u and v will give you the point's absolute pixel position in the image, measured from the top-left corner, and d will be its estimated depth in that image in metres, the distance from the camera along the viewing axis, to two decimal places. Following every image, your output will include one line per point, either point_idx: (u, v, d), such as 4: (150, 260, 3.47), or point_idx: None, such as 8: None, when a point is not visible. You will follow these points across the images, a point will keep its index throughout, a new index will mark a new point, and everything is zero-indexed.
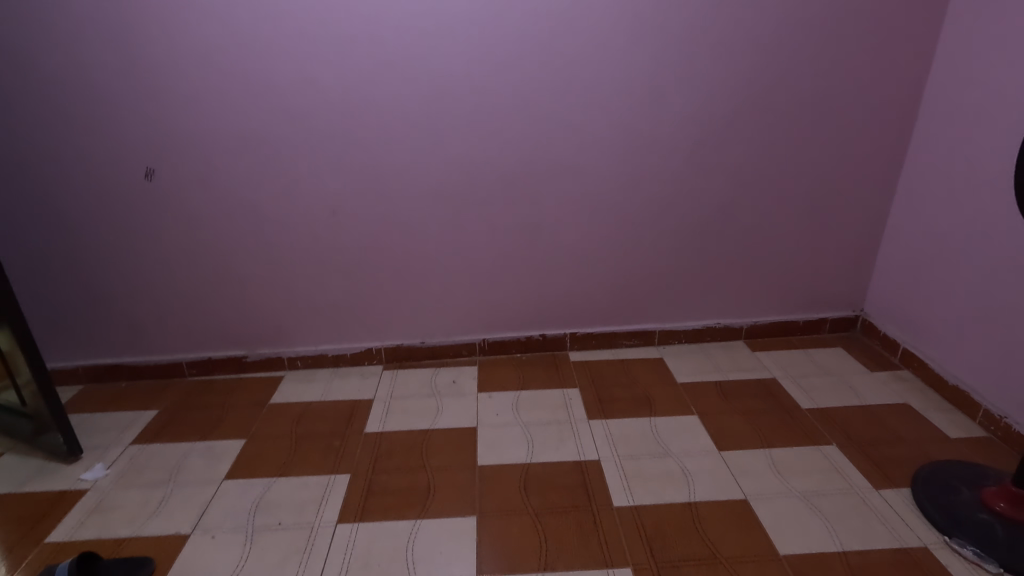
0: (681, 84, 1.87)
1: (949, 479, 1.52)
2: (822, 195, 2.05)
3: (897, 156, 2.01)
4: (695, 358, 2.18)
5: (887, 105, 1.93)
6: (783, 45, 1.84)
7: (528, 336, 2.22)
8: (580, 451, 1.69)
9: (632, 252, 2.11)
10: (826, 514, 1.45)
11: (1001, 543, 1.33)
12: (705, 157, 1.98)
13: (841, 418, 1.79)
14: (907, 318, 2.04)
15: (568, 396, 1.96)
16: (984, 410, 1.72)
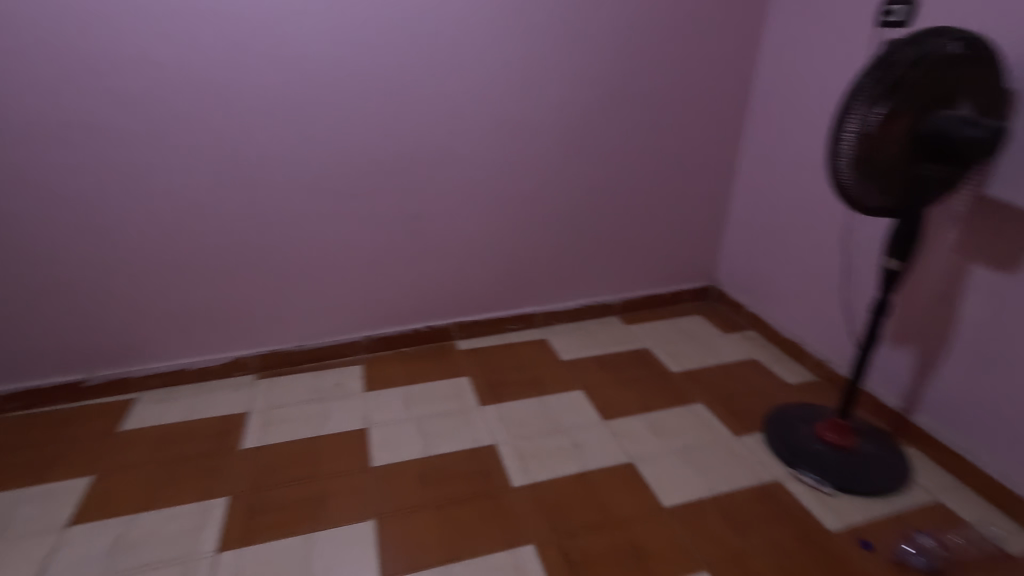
0: (549, 73, 1.93)
1: (789, 418, 1.76)
2: (678, 177, 2.23)
3: (736, 138, 2.24)
4: (577, 335, 2.29)
5: (728, 91, 2.14)
6: (638, 39, 1.96)
7: (414, 329, 2.17)
8: (476, 439, 1.70)
9: (513, 237, 2.14)
10: (699, 465, 1.61)
11: (831, 468, 1.58)
12: (574, 143, 2.06)
13: (704, 378, 2.00)
14: (749, 285, 2.30)
15: (460, 386, 1.95)
16: (812, 358, 2.01)
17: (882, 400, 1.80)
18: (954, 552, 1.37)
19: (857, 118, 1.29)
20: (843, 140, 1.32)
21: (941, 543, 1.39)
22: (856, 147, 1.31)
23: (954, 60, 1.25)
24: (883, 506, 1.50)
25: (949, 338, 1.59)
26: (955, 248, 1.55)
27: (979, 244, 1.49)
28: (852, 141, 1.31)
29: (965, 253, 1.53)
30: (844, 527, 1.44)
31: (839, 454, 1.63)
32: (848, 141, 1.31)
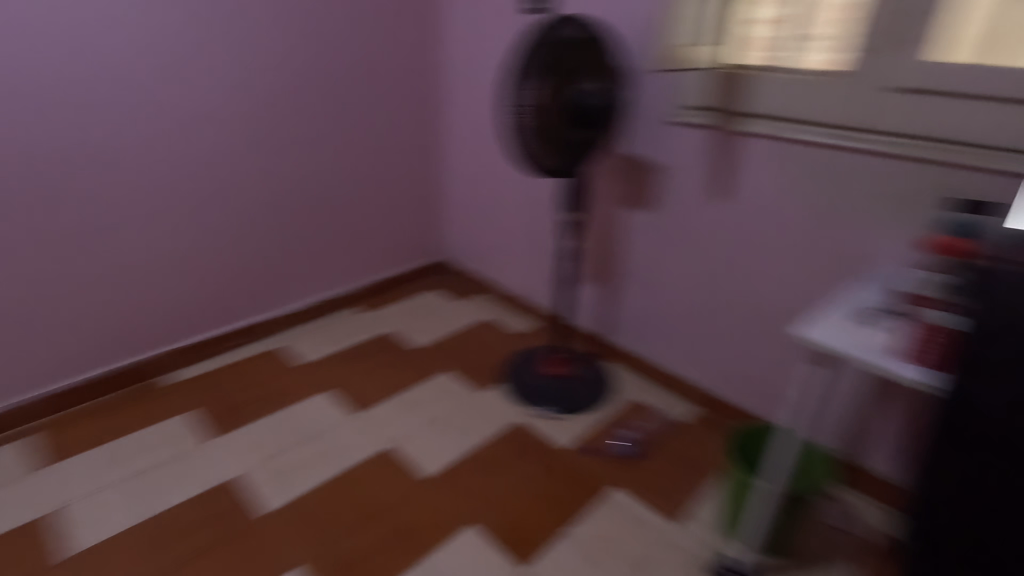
0: (245, 92, 1.71)
1: (527, 361, 1.90)
2: (388, 153, 2.13)
3: (434, 120, 2.24)
4: (319, 335, 2.05)
5: (406, 78, 2.08)
6: (360, 38, 1.90)
7: (104, 375, 1.69)
8: (219, 474, 1.45)
9: (249, 256, 1.90)
10: (445, 410, 1.71)
11: (553, 399, 1.73)
12: (274, 153, 1.82)
13: (461, 345, 2.03)
14: (504, 250, 2.25)
15: (178, 426, 1.60)
16: (585, 333, 2.01)
17: (590, 332, 2.00)
18: (646, 435, 1.61)
19: (531, 89, 1.39)
20: (521, 110, 1.41)
21: (642, 433, 1.61)
22: (533, 115, 1.40)
23: (571, 47, 1.39)
24: (596, 419, 1.68)
25: (616, 271, 1.84)
26: (616, 200, 1.76)
27: (630, 192, 1.72)
28: (529, 109, 1.40)
29: (623, 202, 1.74)
30: (576, 441, 1.60)
31: (560, 385, 1.78)
32: (526, 110, 1.40)
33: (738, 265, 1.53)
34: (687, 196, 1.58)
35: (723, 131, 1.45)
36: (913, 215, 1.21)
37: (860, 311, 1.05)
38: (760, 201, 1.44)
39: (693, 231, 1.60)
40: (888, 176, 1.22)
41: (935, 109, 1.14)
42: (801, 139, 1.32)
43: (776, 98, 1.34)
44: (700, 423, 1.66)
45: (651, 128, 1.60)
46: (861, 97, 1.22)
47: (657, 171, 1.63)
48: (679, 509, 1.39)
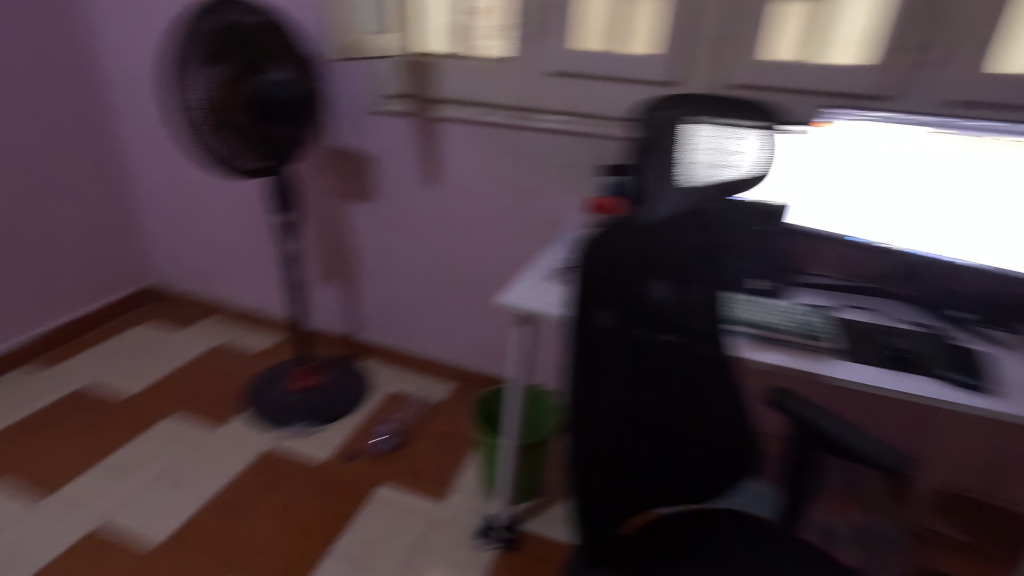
0: None
1: (271, 380, 1.74)
2: (34, 165, 1.70)
3: (100, 123, 1.85)
4: None
5: (42, 72, 1.66)
6: None
7: None
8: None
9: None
10: (173, 459, 1.46)
11: (306, 412, 1.62)
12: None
13: (187, 379, 1.75)
14: (227, 264, 2.00)
15: None
16: (333, 335, 1.92)
17: (336, 334, 1.92)
18: (407, 424, 1.62)
19: (197, 88, 1.22)
20: (188, 105, 1.23)
21: (399, 423, 1.61)
22: (207, 118, 1.24)
23: (239, 36, 1.25)
24: (353, 423, 1.62)
25: (349, 267, 1.79)
26: (335, 195, 1.69)
27: (344, 184, 1.67)
28: (201, 113, 1.23)
29: (340, 194, 1.69)
30: (333, 452, 1.51)
31: (312, 396, 1.68)
32: (196, 113, 1.23)
33: (456, 243, 1.61)
34: (400, 183, 1.60)
35: (419, 117, 1.49)
36: (580, 180, 1.42)
37: (550, 268, 1.19)
38: (464, 181, 1.53)
39: (411, 215, 1.63)
40: (557, 148, 1.41)
41: (579, 88, 1.34)
42: (484, 121, 1.43)
43: (456, 83, 1.43)
44: (454, 396, 1.75)
45: (353, 117, 1.56)
46: (525, 80, 1.38)
47: (368, 161, 1.61)
48: (446, 487, 1.43)
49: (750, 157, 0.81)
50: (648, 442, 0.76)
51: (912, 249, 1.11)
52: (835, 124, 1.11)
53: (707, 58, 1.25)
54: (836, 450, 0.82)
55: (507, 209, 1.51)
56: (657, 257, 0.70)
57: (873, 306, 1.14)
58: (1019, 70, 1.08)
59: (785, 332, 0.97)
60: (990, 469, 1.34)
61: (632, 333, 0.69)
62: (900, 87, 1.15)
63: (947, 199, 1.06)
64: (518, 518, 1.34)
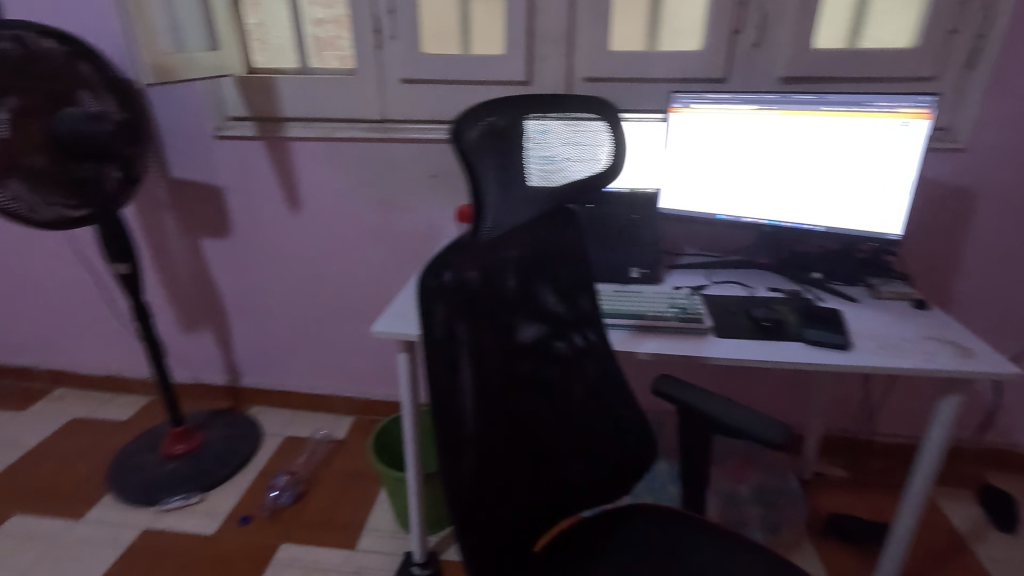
0: None
1: (140, 452, 1.53)
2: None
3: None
4: None
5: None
6: None
7: None
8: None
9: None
10: (19, 567, 1.22)
11: (186, 480, 1.44)
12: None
13: (26, 472, 1.48)
14: (65, 330, 1.73)
15: None
16: (209, 387, 1.73)
17: (212, 384, 1.73)
18: (306, 472, 1.49)
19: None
20: None
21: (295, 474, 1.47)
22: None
23: (23, 63, 1.07)
24: (242, 483, 1.46)
25: (216, 310, 1.61)
26: (186, 234, 1.52)
27: (193, 220, 1.50)
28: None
29: (190, 232, 1.51)
30: (223, 521, 1.34)
31: (192, 461, 1.50)
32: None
33: (332, 270, 1.51)
34: (259, 213, 1.47)
35: (268, 138, 1.37)
36: (450, 189, 1.37)
37: None
38: (329, 202, 1.43)
39: (277, 246, 1.50)
40: (423, 159, 1.35)
41: (436, 95, 1.29)
42: (341, 137, 1.35)
43: (305, 99, 1.33)
44: (356, 431, 1.64)
45: (194, 146, 1.41)
46: (377, 91, 1.31)
47: (216, 194, 1.46)
48: (356, 532, 1.32)
49: (597, 151, 0.71)
50: (529, 450, 0.72)
51: (767, 219, 1.17)
52: (688, 109, 1.16)
53: (557, 55, 1.24)
54: (717, 428, 0.83)
55: (378, 226, 1.43)
56: (506, 263, 0.66)
57: (739, 279, 1.19)
58: (829, 46, 1.18)
59: (662, 318, 0.98)
60: (860, 411, 1.47)
61: (485, 343, 0.64)
62: (734, 70, 1.22)
63: (790, 169, 1.12)
64: (435, 550, 1.27)
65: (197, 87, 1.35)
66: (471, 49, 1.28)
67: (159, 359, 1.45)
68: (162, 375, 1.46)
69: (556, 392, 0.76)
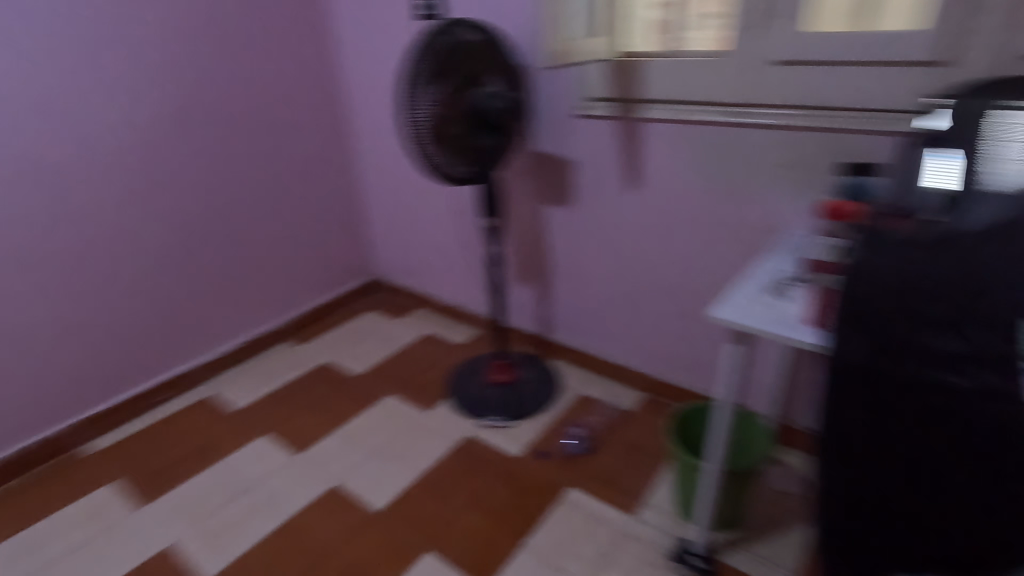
0: (141, 130, 1.60)
1: (470, 373, 1.86)
2: (294, 173, 2.02)
3: (343, 131, 2.14)
4: (250, 376, 1.94)
5: (299, 94, 1.96)
6: (258, 62, 1.82)
7: (8, 457, 1.52)
8: (140, 550, 1.31)
9: (143, 299, 1.72)
10: (390, 434, 1.64)
11: (502, 406, 1.70)
12: (162, 189, 1.68)
13: (398, 366, 1.96)
14: (433, 263, 2.20)
15: (103, 498, 1.46)
16: (525, 333, 2.00)
17: (526, 330, 1.99)
18: (596, 430, 1.61)
19: (419, 110, 1.32)
20: (414, 115, 1.32)
21: (588, 429, 1.61)
22: (429, 135, 1.35)
23: (459, 51, 1.34)
24: (542, 423, 1.66)
25: (547, 268, 1.83)
26: (536, 198, 1.75)
27: (545, 187, 1.71)
28: (424, 130, 1.35)
29: (541, 197, 1.74)
30: (525, 449, 1.56)
31: (508, 391, 1.76)
32: (421, 131, 1.34)
33: (654, 247, 1.56)
34: (601, 187, 1.59)
35: (626, 119, 1.46)
36: (806, 182, 1.26)
37: (770, 280, 1.05)
38: (670, 183, 1.46)
39: (610, 219, 1.61)
40: (781, 147, 1.27)
41: (815, 78, 1.18)
42: (697, 119, 1.34)
43: (669, 80, 1.35)
44: (645, 407, 1.69)
45: (559, 122, 1.59)
46: (746, 72, 1.25)
47: (568, 165, 1.63)
48: (637, 500, 1.39)
49: None
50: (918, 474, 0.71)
51: None
52: None
53: (998, 29, 1.00)
54: None
55: (711, 212, 1.42)
56: (939, 279, 0.67)
57: None
58: None
59: None
60: None
61: (883, 351, 0.70)
62: None
63: None
64: (716, 548, 1.24)
65: (571, 71, 1.50)
66: (873, 25, 1.11)
67: (499, 301, 1.73)
68: (499, 315, 1.74)
69: (957, 461, 0.67)
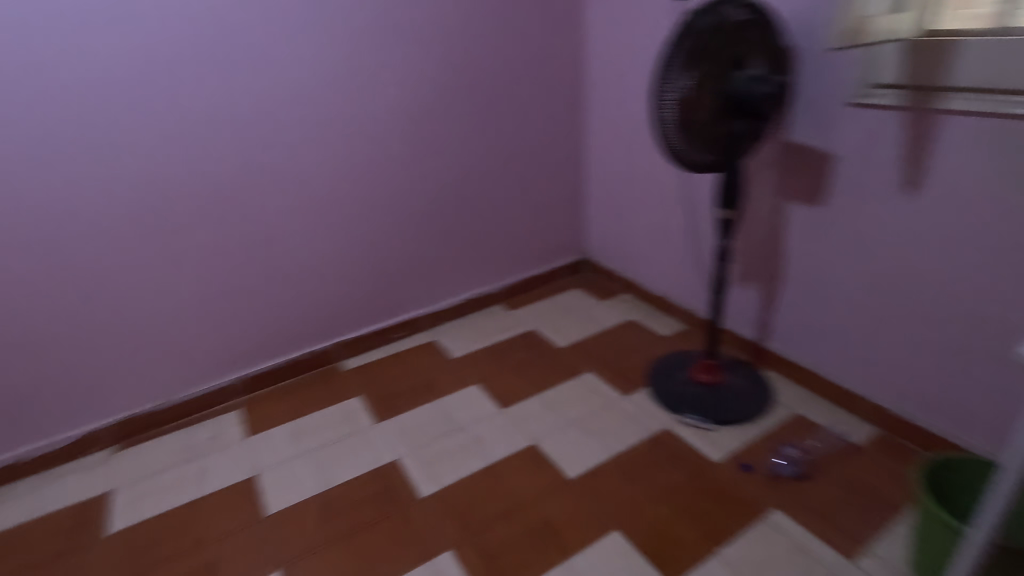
0: (416, 102, 1.85)
1: (672, 367, 1.81)
2: (531, 150, 2.16)
3: (580, 114, 2.22)
4: (467, 331, 2.15)
5: (548, 76, 2.08)
6: (515, 43, 1.97)
7: (291, 359, 1.92)
8: (375, 458, 1.55)
9: (397, 248, 2.00)
10: (587, 409, 1.68)
11: (705, 407, 1.63)
12: (426, 156, 1.93)
13: (600, 346, 1.99)
14: (646, 250, 2.17)
15: (352, 408, 1.76)
16: (737, 337, 1.88)
17: (741, 334, 1.86)
18: (812, 455, 1.46)
19: (671, 90, 1.30)
20: (664, 98, 1.30)
21: (803, 452, 1.46)
22: (677, 117, 1.32)
23: (723, 31, 1.28)
24: (748, 434, 1.55)
25: (777, 270, 1.68)
26: (778, 194, 1.60)
27: (792, 182, 1.56)
28: (673, 112, 1.31)
29: (784, 193, 1.59)
30: (726, 457, 1.48)
31: (714, 393, 1.68)
32: (668, 113, 1.32)
33: (930, 262, 1.32)
34: (865, 187, 1.40)
35: (915, 110, 1.25)
36: None
37: None
38: (964, 189, 1.22)
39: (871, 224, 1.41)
40: None
41: None
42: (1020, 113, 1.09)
43: (987, 64, 1.11)
44: (878, 444, 1.48)
45: (823, 110, 1.43)
46: None
47: (829, 160, 1.45)
48: (858, 545, 1.22)
49: None
50: None
51: None
52: None
53: None
54: None
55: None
56: None
57: None
58: None
59: None
60: None
61: None
62: None
63: None
64: None
65: (854, 54, 1.32)
66: None
67: (718, 300, 1.64)
68: (716, 313, 1.65)
69: None
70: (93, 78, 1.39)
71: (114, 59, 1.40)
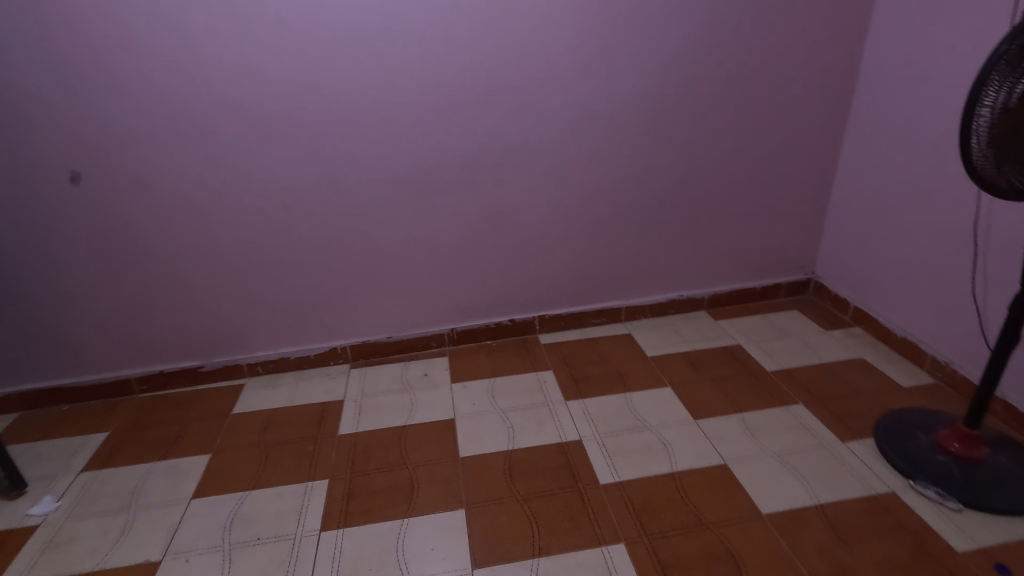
0: (666, 88, 1.84)
1: (909, 424, 1.53)
2: (775, 153, 2.00)
3: (841, 119, 1.99)
4: (665, 332, 2.09)
5: (812, 74, 1.90)
6: (783, 35, 1.82)
7: (497, 322, 2.07)
8: (560, 434, 1.60)
9: (614, 234, 2.02)
10: (792, 444, 1.52)
11: (951, 480, 1.35)
12: (662, 145, 1.91)
13: (817, 378, 1.78)
14: (896, 282, 1.86)
15: (543, 379, 1.85)
16: (1012, 409, 1.51)
17: (1016, 406, 1.50)
18: None
19: (995, 91, 1.08)
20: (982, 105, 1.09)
21: None
22: (995, 125, 1.10)
23: None
24: (1010, 530, 1.24)
25: None
26: None
27: None
28: (990, 120, 1.10)
29: None
30: (973, 548, 1.21)
31: (966, 467, 1.38)
32: (983, 120, 1.10)
33: None
34: None
35: None
36: None
37: None
38: None
39: None
40: None
41: None
42: None
43: None
44: None
45: None
46: None
47: None
48: None
49: None
50: None
51: None
52: None
53: None
54: None
55: None
56: None
57: None
58: None
59: None
60: None
61: None
62: None
63: None
64: None
65: None
66: None
67: (999, 359, 1.33)
68: (992, 374, 1.35)
69: None
70: (404, 46, 1.64)
71: (424, 31, 1.63)
